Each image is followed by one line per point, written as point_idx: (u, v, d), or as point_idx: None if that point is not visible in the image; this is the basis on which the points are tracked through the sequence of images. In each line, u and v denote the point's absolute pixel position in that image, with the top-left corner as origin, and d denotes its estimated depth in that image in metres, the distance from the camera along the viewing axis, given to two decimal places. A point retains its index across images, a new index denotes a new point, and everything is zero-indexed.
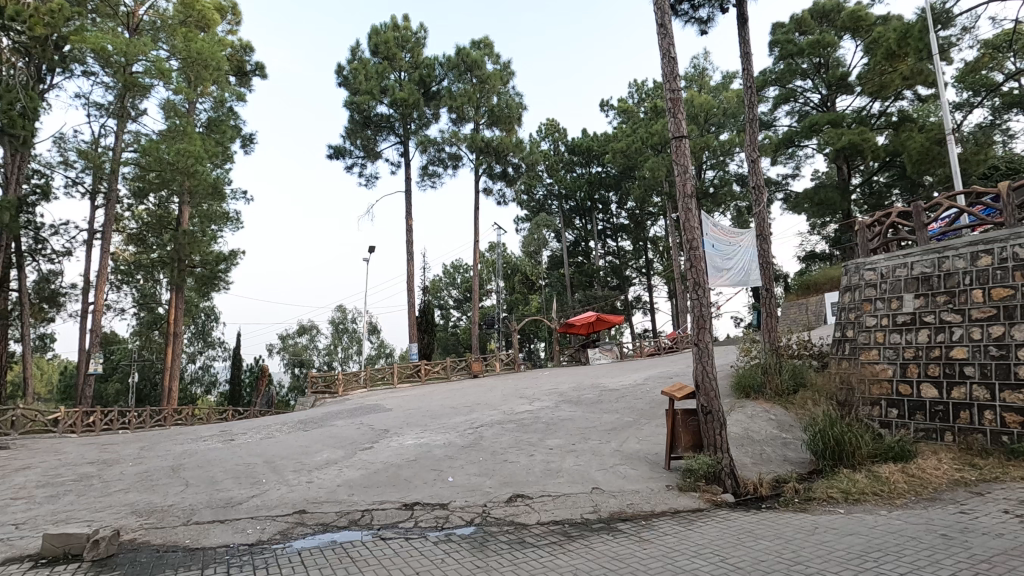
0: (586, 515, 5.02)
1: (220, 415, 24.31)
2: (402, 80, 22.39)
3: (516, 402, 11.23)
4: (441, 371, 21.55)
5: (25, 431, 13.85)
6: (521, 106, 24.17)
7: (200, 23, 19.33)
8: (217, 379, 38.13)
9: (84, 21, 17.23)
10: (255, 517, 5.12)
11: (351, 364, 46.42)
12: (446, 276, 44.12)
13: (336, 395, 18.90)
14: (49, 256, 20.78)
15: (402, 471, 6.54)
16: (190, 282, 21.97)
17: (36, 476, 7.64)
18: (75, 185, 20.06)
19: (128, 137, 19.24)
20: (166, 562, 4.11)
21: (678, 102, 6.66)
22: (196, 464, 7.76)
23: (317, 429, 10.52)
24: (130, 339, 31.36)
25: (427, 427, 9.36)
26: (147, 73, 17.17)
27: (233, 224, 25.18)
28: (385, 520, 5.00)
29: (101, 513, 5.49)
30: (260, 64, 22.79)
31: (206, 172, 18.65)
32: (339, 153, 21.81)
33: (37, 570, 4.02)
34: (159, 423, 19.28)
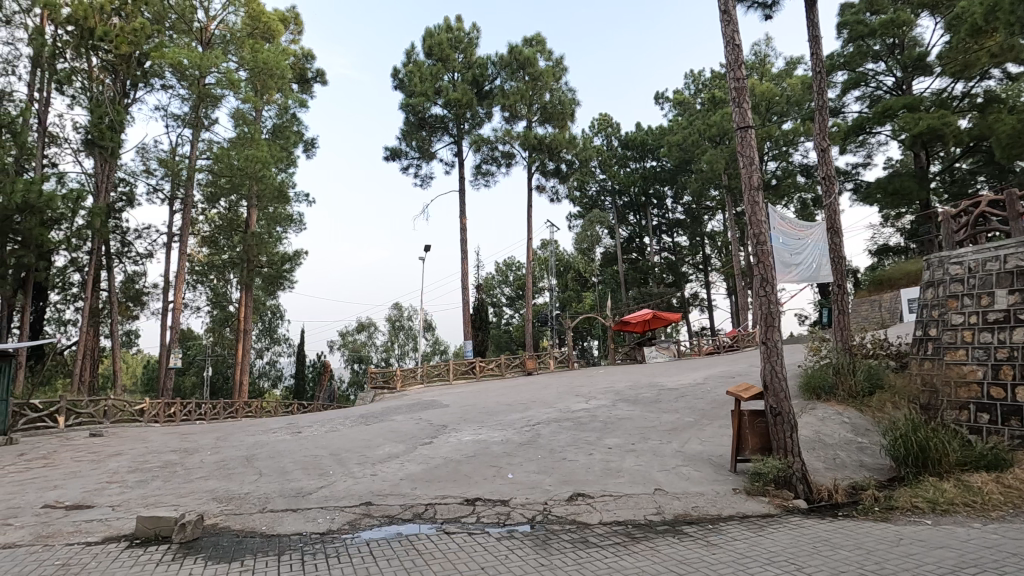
0: (650, 517, 4.92)
1: (287, 408, 25.54)
2: (455, 81, 22.65)
3: (572, 400, 11.15)
4: (495, 368, 21.70)
5: (115, 419, 15.04)
6: (574, 101, 24.03)
7: (266, 35, 20.32)
8: (283, 374, 39.95)
9: (163, 37, 18.38)
10: (325, 507, 5.34)
11: (407, 361, 47.56)
12: (499, 273, 44.33)
13: (394, 391, 19.51)
14: (134, 258, 22.43)
15: (461, 467, 6.62)
16: (258, 281, 23.16)
17: (127, 462, 8.25)
18: (156, 191, 21.50)
19: (202, 145, 20.44)
20: (245, 547, 4.34)
21: (742, 91, 6.42)
22: (267, 455, 8.15)
23: (378, 423, 10.83)
24: (204, 335, 33.32)
25: (484, 424, 9.45)
26: (218, 84, 18.21)
27: (296, 226, 26.25)
28: (447, 514, 5.08)
29: (185, 498, 5.87)
30: (320, 71, 23.69)
31: (272, 176, 19.55)
32: (396, 154, 22.30)
33: (133, 549, 4.34)
34: (231, 415, 20.46)
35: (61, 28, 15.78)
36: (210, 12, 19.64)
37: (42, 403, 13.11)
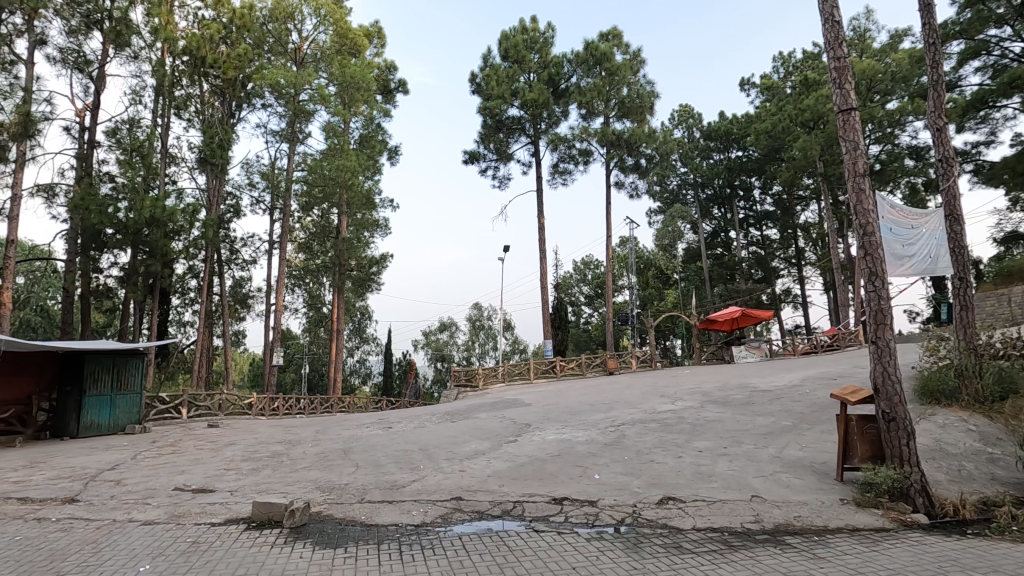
0: (748, 525, 4.68)
1: (376, 404, 26.85)
2: (530, 81, 22.77)
3: (657, 401, 10.86)
4: (575, 368, 21.56)
5: (229, 412, 16.50)
6: (653, 94, 23.42)
7: (352, 50, 21.39)
8: (372, 371, 42.02)
9: (263, 60, 19.91)
10: (418, 500, 5.55)
11: (488, 359, 48.40)
12: (577, 272, 44.06)
13: (477, 389, 19.98)
14: (241, 265, 24.52)
15: (547, 466, 6.64)
16: (349, 284, 24.50)
17: (240, 451, 9.02)
18: (259, 202, 23.37)
19: (297, 157, 21.91)
20: (348, 534, 4.62)
21: (844, 71, 5.96)
22: (362, 449, 8.61)
23: (463, 420, 11.11)
24: (302, 335, 35.72)
25: (568, 423, 9.43)
26: (311, 100, 19.48)
27: (382, 230, 27.50)
28: (536, 512, 5.11)
29: (292, 486, 6.32)
30: (402, 81, 24.67)
31: (360, 184, 20.61)
32: (475, 157, 22.75)
33: (250, 532, 4.74)
34: (327, 409, 21.79)
35: (178, 58, 17.50)
36: (303, 34, 21.05)
37: (168, 396, 14.55)
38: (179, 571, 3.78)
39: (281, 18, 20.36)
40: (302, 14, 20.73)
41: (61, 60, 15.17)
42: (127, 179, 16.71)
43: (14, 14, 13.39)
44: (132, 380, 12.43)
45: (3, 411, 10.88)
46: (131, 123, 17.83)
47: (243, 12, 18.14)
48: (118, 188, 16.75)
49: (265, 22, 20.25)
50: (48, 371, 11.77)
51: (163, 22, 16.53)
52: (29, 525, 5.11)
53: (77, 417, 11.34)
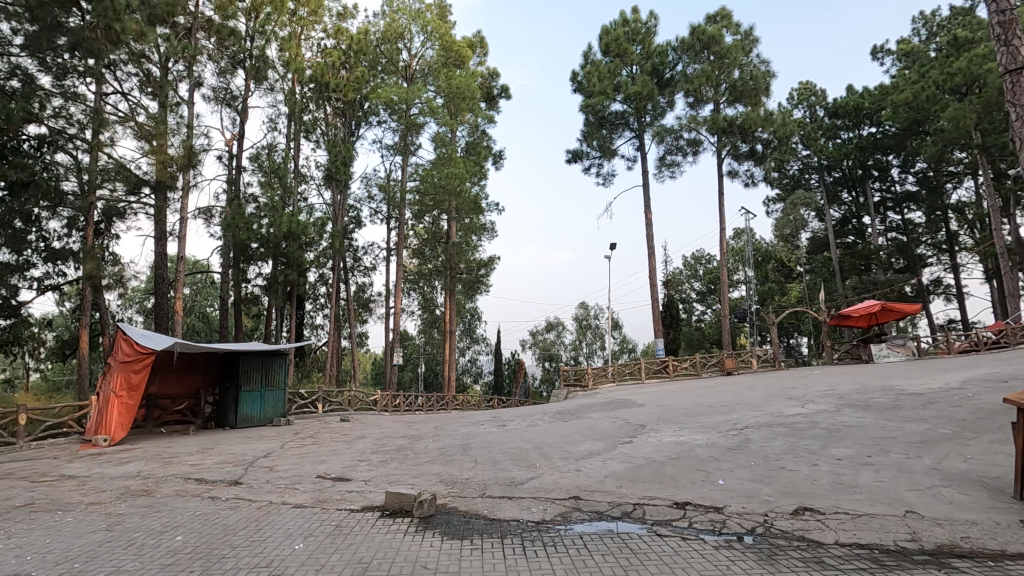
0: (903, 543, 4.20)
1: (489, 402, 27.64)
2: (634, 74, 22.21)
3: (785, 404, 10.09)
4: (689, 368, 20.65)
5: (357, 407, 17.90)
6: (768, 74, 21.82)
7: (457, 62, 22.20)
8: (482, 371, 43.33)
9: (378, 80, 21.35)
10: (537, 497, 5.65)
11: (596, 359, 47.91)
12: (687, 268, 42.22)
13: (587, 389, 19.86)
14: (363, 272, 26.52)
15: (666, 468, 6.46)
16: (459, 286, 25.49)
17: (370, 444, 9.76)
18: (377, 213, 25.10)
19: (410, 169, 23.19)
20: (472, 527, 4.81)
21: (1010, 25, 5.16)
22: (480, 445, 8.93)
23: (575, 420, 11.11)
24: (417, 336, 37.77)
25: (685, 426, 9.06)
26: (421, 113, 20.57)
27: (489, 233, 28.29)
28: (657, 516, 4.98)
29: (417, 479, 6.73)
30: (505, 87, 25.25)
31: (468, 190, 21.35)
32: (578, 156, 22.65)
33: (384, 519, 5.10)
34: (443, 407, 22.82)
35: (305, 86, 19.35)
36: (412, 51, 22.28)
37: (306, 392, 16.18)
38: (327, 551, 4.18)
39: (392, 38, 21.72)
40: (411, 32, 21.96)
41: (214, 98, 17.44)
42: (268, 200, 18.74)
43: (177, 62, 15.63)
44: (277, 377, 13.86)
45: (178, 404, 12.96)
46: (269, 148, 19.99)
47: (359, 38, 19.65)
48: (260, 207, 18.85)
49: (378, 44, 21.75)
50: (212, 368, 13.53)
51: (293, 55, 18.31)
52: (206, 502, 5.93)
53: (235, 410, 12.97)
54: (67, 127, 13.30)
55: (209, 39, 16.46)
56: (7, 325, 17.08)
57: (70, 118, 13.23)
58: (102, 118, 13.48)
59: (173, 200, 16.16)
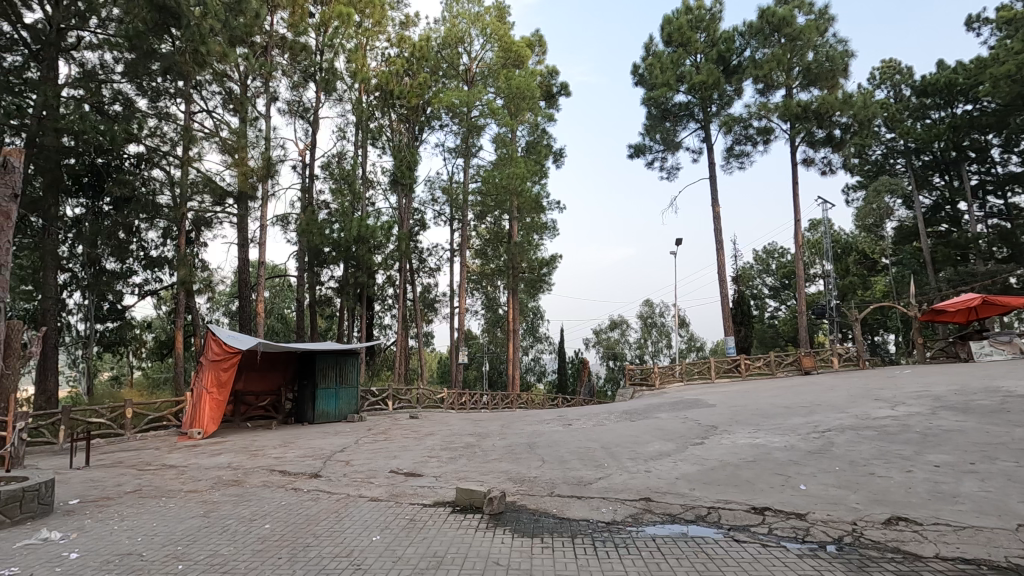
0: (1015, 560, 3.82)
1: (553, 401, 27.57)
2: (698, 63, 21.46)
3: (872, 405, 9.43)
4: (763, 367, 19.73)
5: (425, 405, 18.37)
6: (846, 53, 20.47)
7: (516, 62, 22.28)
8: (546, 370, 43.30)
9: (440, 85, 21.79)
10: (607, 498, 5.57)
11: (662, 358, 46.73)
12: (759, 263, 40.33)
13: (653, 388, 19.41)
14: (428, 273, 27.19)
15: (742, 471, 6.20)
16: (522, 285, 25.60)
17: (439, 441, 10.00)
18: (441, 215, 25.64)
19: (472, 170, 23.52)
20: (542, 525, 4.82)
21: None
22: (546, 444, 8.92)
23: (643, 420, 10.88)
24: (481, 336, 38.28)
25: (761, 427, 8.66)
26: (482, 115, 20.83)
27: (550, 232, 28.21)
28: (734, 521, 4.80)
29: (486, 476, 6.83)
30: (564, 84, 25.11)
31: (529, 190, 21.38)
32: (640, 150, 22.14)
33: (455, 515, 5.21)
34: (507, 406, 22.99)
35: (371, 94, 20.07)
36: (472, 54, 22.57)
37: (377, 389, 16.68)
38: (402, 544, 4.31)
39: (452, 43, 22.11)
40: (471, 36, 22.26)
41: (288, 111, 18.43)
42: (339, 206, 19.60)
43: (255, 79, 16.63)
44: (350, 375, 14.40)
45: (262, 400, 13.78)
46: (339, 156, 20.85)
47: (421, 45, 20.18)
48: (332, 213, 19.72)
49: (439, 49, 22.23)
50: (290, 367, 14.26)
51: (359, 66, 19.03)
52: (290, 493, 6.28)
53: (312, 406, 13.62)
54: (161, 145, 14.45)
55: (283, 55, 17.42)
56: (114, 327, 18.85)
57: (163, 136, 14.39)
58: (191, 135, 14.57)
59: (254, 209, 17.22)
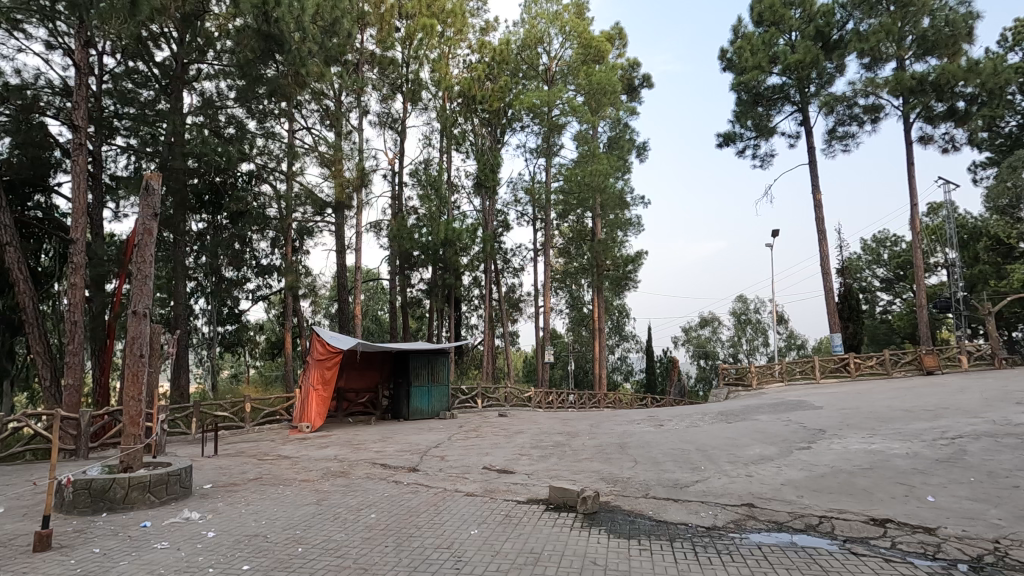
0: None
1: (642, 400, 26.95)
2: (793, 41, 20.06)
3: (1014, 410, 8.34)
4: (877, 366, 18.09)
5: (513, 403, 18.64)
6: (971, 14, 18.28)
7: (596, 57, 22.04)
8: (633, 369, 42.38)
9: (521, 87, 22.00)
10: (705, 502, 5.37)
11: (758, 357, 44.17)
12: (868, 253, 37.02)
13: (751, 388, 18.41)
14: (512, 273, 27.57)
15: (857, 479, 5.73)
16: (607, 283, 25.13)
17: (529, 439, 10.12)
18: (524, 216, 25.88)
19: (554, 169, 23.54)
20: (638, 527, 4.74)
21: None
22: (638, 444, 8.75)
23: (741, 422, 10.36)
24: (566, 334, 38.18)
25: (878, 432, 7.95)
26: (563, 113, 20.81)
27: (635, 228, 27.58)
28: (850, 532, 4.45)
29: (578, 475, 6.82)
30: (646, 76, 24.47)
31: (613, 186, 21.04)
32: (729, 138, 21.07)
33: (549, 513, 5.24)
34: (595, 405, 22.77)
35: (454, 101, 20.70)
36: (551, 53, 22.59)
37: (467, 387, 17.16)
38: (499, 539, 4.40)
39: (532, 44, 22.27)
40: (550, 35, 22.30)
41: (379, 123, 19.44)
42: (427, 211, 20.39)
43: (349, 95, 17.67)
44: (441, 373, 14.87)
45: (361, 396, 14.66)
46: (426, 163, 21.64)
47: (501, 49, 20.55)
48: (421, 218, 20.54)
49: (519, 52, 22.44)
50: (386, 365, 15.00)
51: (443, 74, 19.68)
52: (391, 485, 6.63)
53: (407, 402, 14.30)
54: (269, 162, 15.73)
55: (373, 70, 18.42)
56: (233, 329, 20.82)
57: (270, 154, 15.66)
58: (294, 151, 15.81)
59: (350, 218, 18.30)
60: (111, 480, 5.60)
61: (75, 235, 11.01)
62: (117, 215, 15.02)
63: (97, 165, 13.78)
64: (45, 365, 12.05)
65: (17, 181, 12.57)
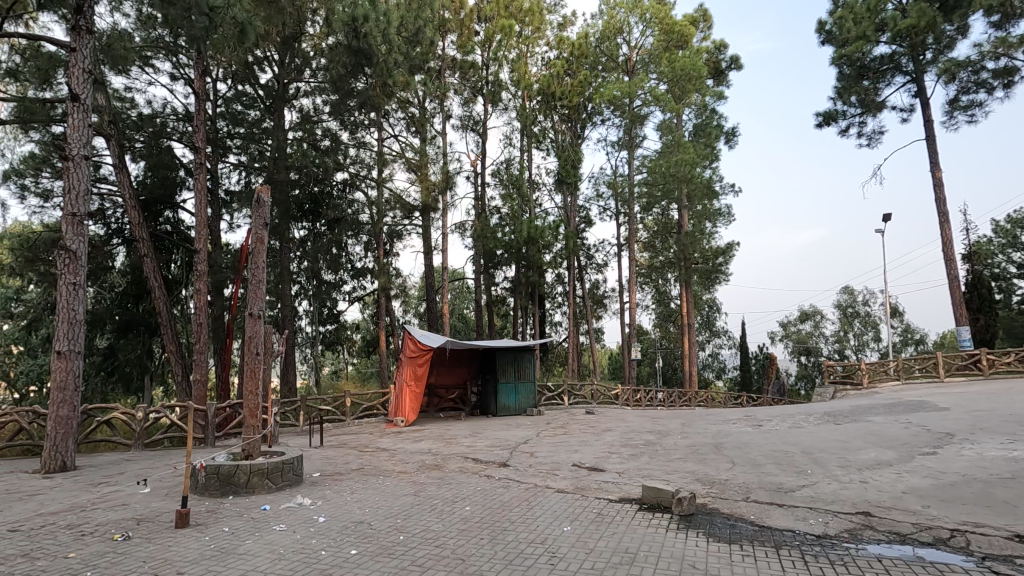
0: None
1: (737, 399, 25.64)
2: (904, 5, 18.16)
3: None
4: (1015, 363, 15.99)
5: (600, 400, 18.42)
6: None
7: (680, 42, 21.21)
8: (726, 366, 40.39)
9: (600, 79, 21.62)
10: (814, 508, 5.02)
11: (868, 353, 40.50)
12: (1001, 236, 32.79)
13: (861, 387, 16.95)
14: (595, 268, 27.22)
15: (996, 489, 5.10)
16: (696, 277, 24.14)
17: (618, 437, 9.96)
18: (606, 210, 25.46)
19: (637, 161, 22.95)
20: (740, 532, 4.52)
21: None
22: (735, 445, 8.33)
23: (852, 423, 9.54)
24: (653, 331, 37.11)
25: (1020, 438, 7.02)
26: (645, 104, 20.23)
27: (725, 219, 26.26)
28: (989, 549, 3.97)
29: (672, 475, 6.61)
30: (734, 57, 23.20)
31: (700, 175, 20.19)
32: (830, 116, 19.45)
33: (643, 513, 5.13)
34: (685, 404, 21.99)
35: (533, 99, 20.77)
36: (631, 43, 22.03)
37: (553, 385, 17.20)
38: (593, 536, 4.38)
39: (611, 35, 21.85)
40: (630, 24, 21.76)
41: (461, 126, 19.94)
42: (510, 210, 20.61)
43: (432, 101, 18.28)
44: (527, 370, 15.02)
45: (451, 392, 15.16)
46: (507, 163, 21.89)
47: (580, 43, 20.30)
48: (503, 217, 20.81)
49: (598, 44, 22.09)
50: (473, 362, 15.41)
51: (522, 74, 19.81)
52: (483, 480, 6.80)
53: (495, 399, 14.61)
54: (361, 170, 16.63)
55: (455, 75, 18.92)
56: (332, 328, 22.23)
57: (362, 162, 16.56)
58: (383, 159, 16.66)
59: (435, 220, 18.91)
60: (235, 467, 6.18)
61: (198, 246, 12.25)
62: (232, 226, 16.53)
63: (214, 181, 15.24)
64: (177, 363, 13.56)
65: (151, 200, 14.19)
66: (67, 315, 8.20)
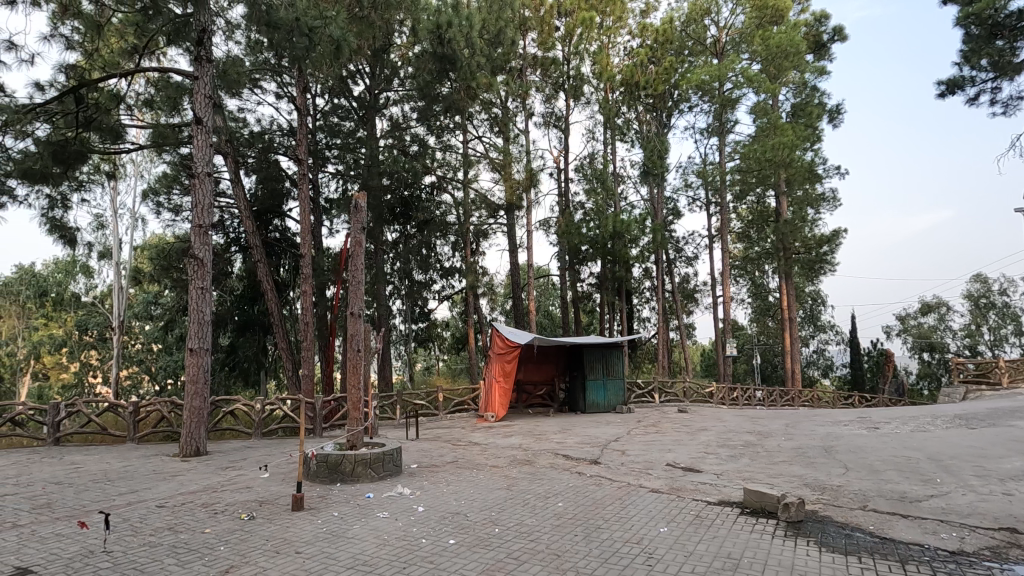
0: None
1: (848, 399, 23.61)
2: None
3: None
4: None
5: (693, 399, 17.76)
6: None
7: (774, 17, 19.82)
8: (833, 363, 37.34)
9: (687, 64, 20.73)
10: (946, 521, 4.51)
11: (1007, 349, 35.74)
12: None
13: (999, 387, 15.02)
14: (685, 261, 26.21)
15: None
16: (797, 269, 22.51)
17: (715, 437, 9.53)
18: (696, 201, 24.44)
19: (728, 148, 21.83)
20: (857, 543, 4.17)
21: None
22: (848, 448, 7.68)
23: (991, 428, 8.46)
24: (749, 326, 35.11)
25: None
26: (736, 86, 19.17)
27: (830, 204, 24.27)
28: None
29: (776, 479, 6.22)
30: (838, 27, 21.35)
31: (801, 159, 18.79)
32: (956, 84, 17.33)
33: (746, 518, 4.86)
34: (788, 403, 20.62)
35: (616, 90, 20.34)
36: (720, 23, 20.97)
37: (643, 382, 16.80)
38: (692, 540, 4.22)
39: (698, 17, 20.91)
40: (718, 4, 20.73)
41: (544, 123, 19.94)
42: (594, 204, 20.27)
43: (514, 100, 18.42)
44: (616, 367, 14.76)
45: (539, 389, 15.25)
46: (591, 157, 21.60)
47: (664, 28, 19.39)
48: (587, 212, 20.54)
49: (684, 28, 21.22)
50: (561, 359, 15.37)
51: (604, 66, 19.49)
52: (575, 476, 6.78)
53: (583, 396, 14.48)
54: (448, 172, 17.14)
55: (536, 72, 18.95)
56: (423, 326, 23.15)
57: (449, 164, 17.07)
58: (469, 160, 17.06)
59: (520, 218, 19.07)
60: (341, 456, 6.62)
61: (303, 251, 13.18)
62: (332, 231, 17.65)
63: (316, 190, 16.36)
64: (288, 359, 14.72)
65: (262, 210, 15.47)
66: (198, 316, 9.16)
